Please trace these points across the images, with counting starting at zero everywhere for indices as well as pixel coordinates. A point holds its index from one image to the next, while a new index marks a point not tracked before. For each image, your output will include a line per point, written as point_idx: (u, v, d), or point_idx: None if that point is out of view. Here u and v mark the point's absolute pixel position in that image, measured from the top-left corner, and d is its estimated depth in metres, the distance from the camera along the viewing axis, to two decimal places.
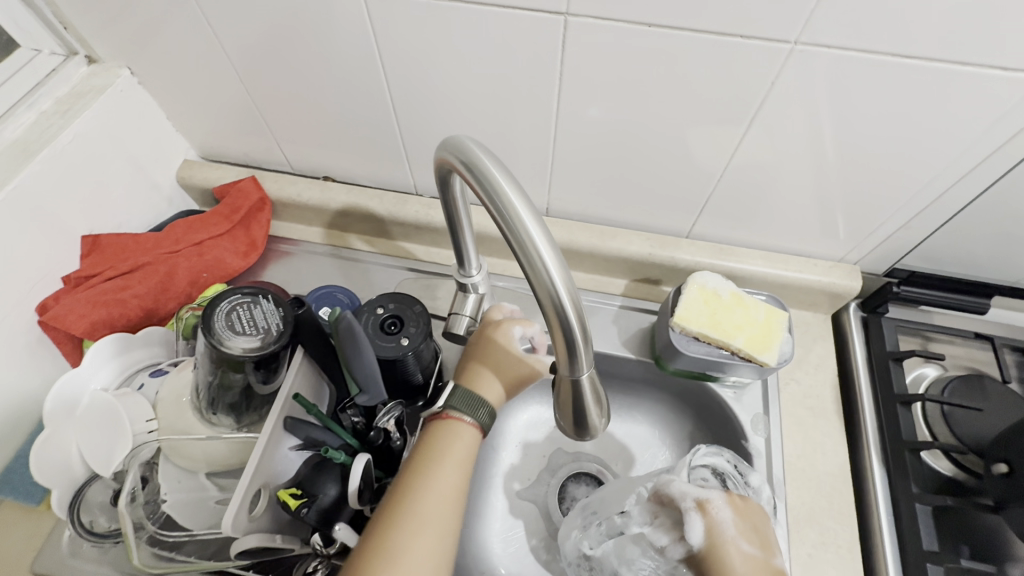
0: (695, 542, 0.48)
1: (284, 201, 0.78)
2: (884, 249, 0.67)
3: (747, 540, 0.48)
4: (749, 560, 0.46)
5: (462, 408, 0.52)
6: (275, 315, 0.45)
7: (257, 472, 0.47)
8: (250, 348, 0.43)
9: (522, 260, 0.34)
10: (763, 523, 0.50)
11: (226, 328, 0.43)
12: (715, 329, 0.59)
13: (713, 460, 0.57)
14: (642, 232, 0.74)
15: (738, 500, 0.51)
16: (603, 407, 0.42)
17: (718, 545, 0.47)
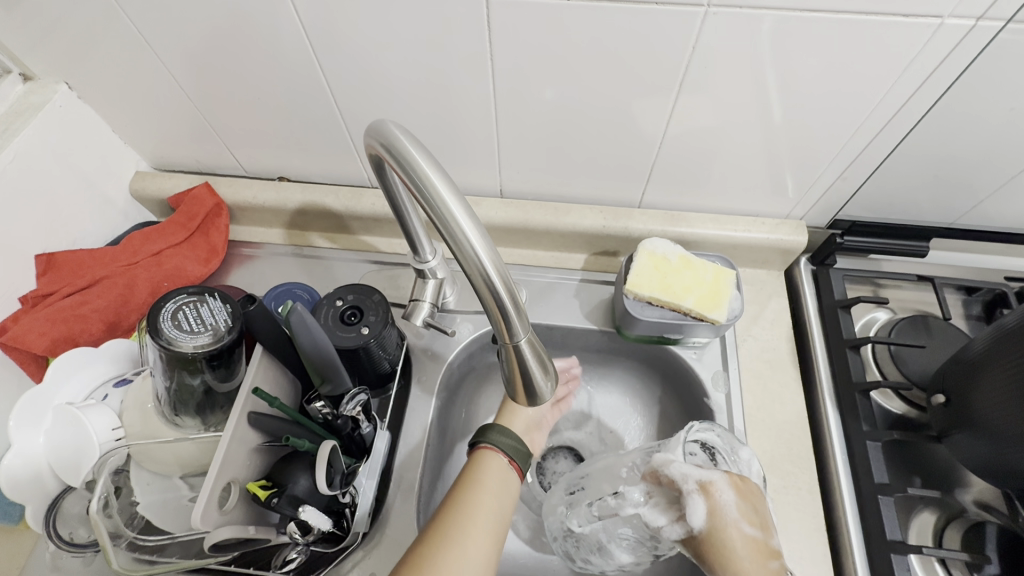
0: (695, 525, 0.49)
1: (240, 205, 0.79)
2: (827, 201, 0.69)
3: (749, 522, 0.49)
4: (749, 541, 0.48)
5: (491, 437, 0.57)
6: (223, 312, 0.46)
7: (222, 470, 0.47)
8: (201, 345, 0.44)
9: (445, 235, 0.35)
10: (761, 503, 0.51)
11: (173, 328, 0.44)
12: (666, 292, 0.61)
13: (704, 436, 0.56)
14: (596, 205, 0.75)
15: (739, 480, 0.51)
16: (550, 373, 0.43)
17: (718, 528, 0.48)
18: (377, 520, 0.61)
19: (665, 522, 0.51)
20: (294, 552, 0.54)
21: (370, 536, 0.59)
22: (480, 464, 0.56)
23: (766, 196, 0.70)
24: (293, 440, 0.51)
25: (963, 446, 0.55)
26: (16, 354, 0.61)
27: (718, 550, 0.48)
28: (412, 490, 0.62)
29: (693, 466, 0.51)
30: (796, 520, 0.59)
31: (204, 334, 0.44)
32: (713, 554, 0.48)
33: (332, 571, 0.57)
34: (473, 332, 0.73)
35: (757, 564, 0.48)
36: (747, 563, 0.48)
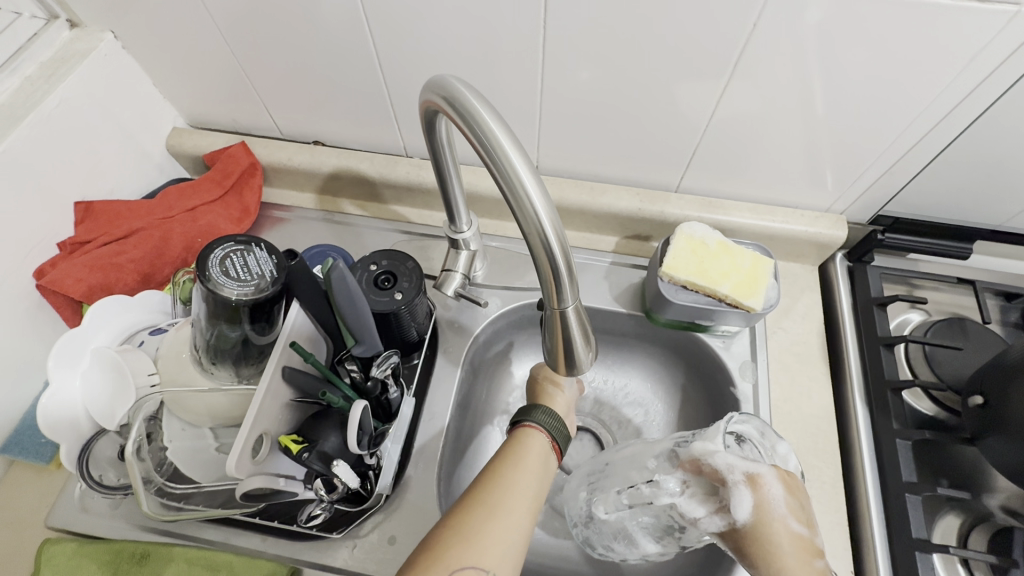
0: (740, 518, 0.45)
1: (275, 166, 0.79)
2: (870, 197, 0.68)
3: (796, 518, 0.45)
4: (795, 539, 0.44)
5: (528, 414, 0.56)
6: (268, 263, 0.45)
7: (258, 421, 0.48)
8: (248, 294, 0.44)
9: (506, 193, 0.35)
10: (804, 499, 0.48)
11: (221, 274, 0.43)
12: (702, 276, 0.60)
13: (739, 428, 0.51)
14: (632, 187, 0.74)
15: (785, 472, 0.48)
16: (592, 342, 0.43)
17: (765, 523, 0.45)
18: (399, 485, 0.61)
19: (703, 511, 0.48)
20: (320, 509, 0.53)
21: (391, 500, 0.60)
22: (521, 443, 0.52)
23: (808, 187, 0.69)
24: (328, 396, 0.52)
25: (997, 451, 0.54)
26: (54, 298, 0.63)
27: (765, 548, 0.45)
28: (434, 459, 0.63)
29: (739, 456, 0.48)
30: (817, 514, 0.59)
31: (251, 283, 0.44)
32: (759, 551, 0.45)
33: (353, 531, 0.58)
34: (501, 308, 0.73)
35: (803, 566, 0.44)
36: (790, 561, 0.44)
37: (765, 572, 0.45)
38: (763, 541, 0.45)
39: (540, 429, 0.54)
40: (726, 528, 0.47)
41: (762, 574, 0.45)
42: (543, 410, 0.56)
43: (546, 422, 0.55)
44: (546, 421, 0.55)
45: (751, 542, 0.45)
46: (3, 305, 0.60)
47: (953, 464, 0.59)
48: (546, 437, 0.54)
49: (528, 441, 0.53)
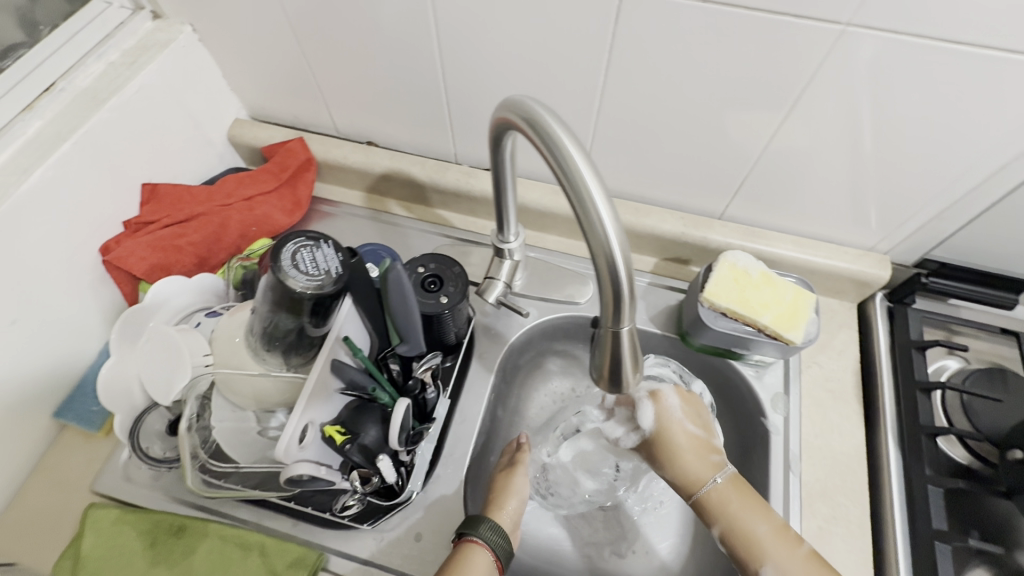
0: (646, 424, 0.63)
1: (328, 163, 0.81)
2: (917, 240, 0.68)
3: (692, 422, 0.63)
4: (692, 437, 0.61)
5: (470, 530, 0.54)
6: (335, 260, 0.47)
7: (307, 410, 0.50)
8: (315, 288, 0.46)
9: (578, 213, 0.37)
10: (704, 412, 0.65)
11: (291, 267, 0.45)
12: (744, 305, 0.61)
13: (659, 369, 0.73)
14: (676, 211, 0.75)
15: (684, 392, 0.66)
16: (638, 363, 0.44)
17: (668, 425, 0.62)
18: (426, 484, 0.62)
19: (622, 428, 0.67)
20: (353, 499, 0.56)
21: (417, 499, 0.61)
22: (465, 561, 0.52)
23: (854, 226, 0.69)
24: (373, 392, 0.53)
25: None
26: (117, 273, 0.66)
27: (667, 446, 0.62)
28: (463, 461, 0.64)
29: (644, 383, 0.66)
30: (841, 553, 0.59)
31: (319, 278, 0.46)
32: (664, 448, 0.62)
33: (379, 525, 0.59)
34: (537, 318, 0.75)
35: (697, 457, 0.60)
36: (688, 455, 0.60)
37: (669, 465, 0.61)
38: (665, 441, 0.62)
39: (485, 547, 0.53)
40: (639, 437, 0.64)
41: (668, 470, 0.61)
42: (490, 525, 0.54)
43: (490, 538, 0.53)
44: (492, 537, 0.53)
45: (659, 442, 0.62)
46: (71, 276, 0.63)
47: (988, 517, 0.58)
48: (489, 555, 0.52)
49: (474, 560, 0.52)
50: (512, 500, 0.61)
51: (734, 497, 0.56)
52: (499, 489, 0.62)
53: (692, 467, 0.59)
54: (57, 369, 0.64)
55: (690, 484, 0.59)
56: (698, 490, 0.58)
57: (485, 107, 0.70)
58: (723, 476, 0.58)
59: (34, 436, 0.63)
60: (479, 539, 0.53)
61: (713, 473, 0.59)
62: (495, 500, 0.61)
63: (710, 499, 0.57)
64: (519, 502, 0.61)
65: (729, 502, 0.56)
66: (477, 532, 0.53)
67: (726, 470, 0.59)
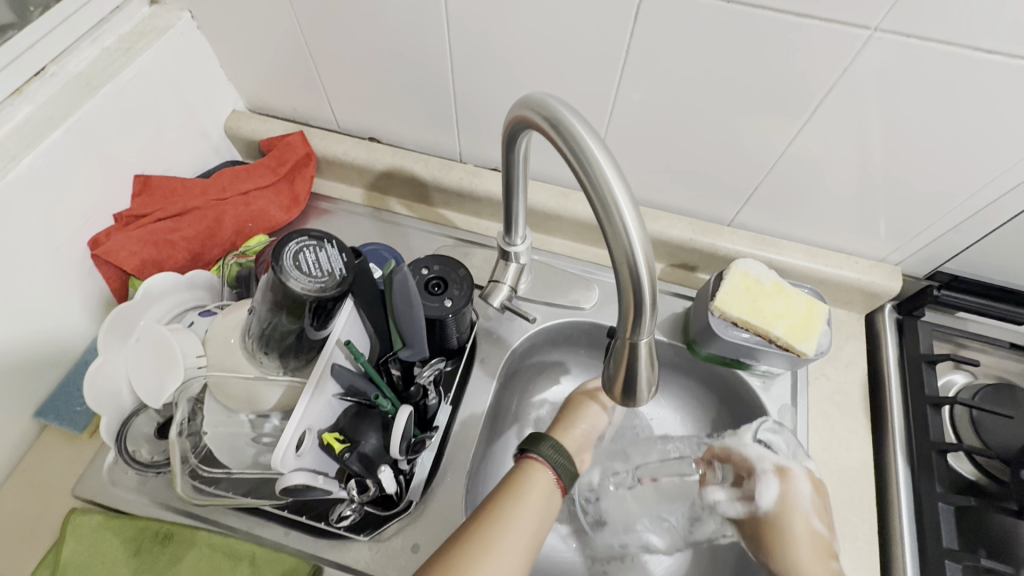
0: (764, 504, 0.58)
1: (329, 159, 0.79)
2: (928, 252, 0.67)
3: (819, 518, 0.57)
4: (813, 532, 0.56)
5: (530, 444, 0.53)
6: (339, 261, 0.45)
7: (306, 413, 0.48)
8: (317, 291, 0.43)
9: (600, 219, 0.35)
10: (829, 511, 0.58)
11: (293, 267, 0.43)
12: (756, 316, 0.59)
13: (768, 436, 0.61)
14: (685, 216, 0.74)
15: (816, 479, 0.59)
16: (653, 377, 0.43)
17: (790, 507, 0.57)
18: (426, 493, 0.60)
19: (722, 493, 0.61)
20: (349, 510, 0.53)
21: (413, 510, 0.59)
22: (524, 476, 0.51)
23: (866, 236, 0.68)
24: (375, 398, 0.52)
25: None
26: (107, 268, 0.63)
27: (780, 533, 0.56)
28: (464, 468, 0.62)
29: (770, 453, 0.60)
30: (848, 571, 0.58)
31: (322, 280, 0.44)
32: (774, 537, 0.56)
33: (374, 536, 0.57)
34: (541, 324, 0.73)
35: (815, 560, 0.55)
36: (807, 554, 0.55)
37: (772, 554, 0.56)
38: (778, 530, 0.56)
39: (544, 464, 0.52)
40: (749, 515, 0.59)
41: (771, 556, 0.56)
42: (551, 443, 0.53)
43: (550, 456, 0.52)
44: (554, 455, 0.52)
45: (769, 532, 0.57)
46: (57, 269, 0.60)
47: (1006, 538, 0.55)
48: (549, 473, 0.51)
49: (536, 476, 0.51)
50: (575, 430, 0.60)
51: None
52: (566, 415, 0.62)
53: (807, 569, 0.54)
54: (41, 367, 0.61)
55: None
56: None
57: (495, 105, 0.68)
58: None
59: (12, 436, 0.60)
60: (540, 456, 0.52)
61: None
62: (559, 427, 0.60)
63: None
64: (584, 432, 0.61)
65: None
66: (539, 449, 0.52)
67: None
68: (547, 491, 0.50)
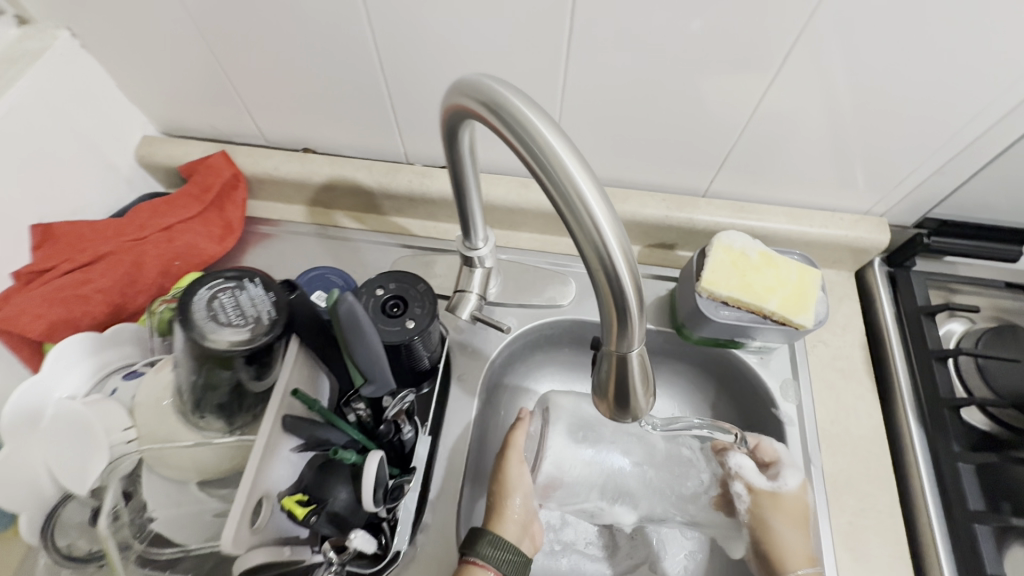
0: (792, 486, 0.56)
1: (260, 177, 0.71)
2: (913, 199, 0.63)
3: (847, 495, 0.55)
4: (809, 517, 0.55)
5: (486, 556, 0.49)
6: (265, 301, 0.39)
7: (255, 483, 0.41)
8: (236, 341, 0.37)
9: (567, 218, 0.30)
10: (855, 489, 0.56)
11: (209, 319, 0.37)
12: (747, 292, 0.55)
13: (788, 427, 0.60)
14: (656, 192, 0.68)
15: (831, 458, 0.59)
16: (648, 385, 0.38)
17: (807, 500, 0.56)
18: (416, 535, 0.55)
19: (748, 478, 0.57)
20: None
21: (405, 555, 0.53)
22: None
23: (847, 190, 0.64)
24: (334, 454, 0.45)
25: None
26: (9, 338, 0.54)
27: (788, 512, 0.55)
28: (455, 500, 0.56)
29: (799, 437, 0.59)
30: (876, 548, 0.54)
31: (243, 328, 0.37)
32: (781, 514, 0.55)
33: None
34: (518, 328, 0.67)
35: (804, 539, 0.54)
36: (801, 534, 0.54)
37: (779, 530, 0.54)
38: (784, 513, 0.55)
39: (487, 568, 0.49)
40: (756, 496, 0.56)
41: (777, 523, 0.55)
42: (488, 539, 0.50)
43: (489, 556, 0.49)
44: (494, 554, 0.50)
45: (773, 514, 0.55)
46: None
47: None
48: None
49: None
50: (512, 505, 0.55)
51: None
52: (499, 485, 0.57)
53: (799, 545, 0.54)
54: None
55: (773, 550, 0.54)
56: (779, 556, 0.54)
57: (435, 95, 0.61)
58: (807, 567, 0.52)
59: None
60: (481, 559, 0.49)
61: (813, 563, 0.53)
62: (495, 504, 0.56)
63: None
64: (525, 499, 0.56)
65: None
66: (478, 552, 0.49)
67: (814, 569, 0.52)
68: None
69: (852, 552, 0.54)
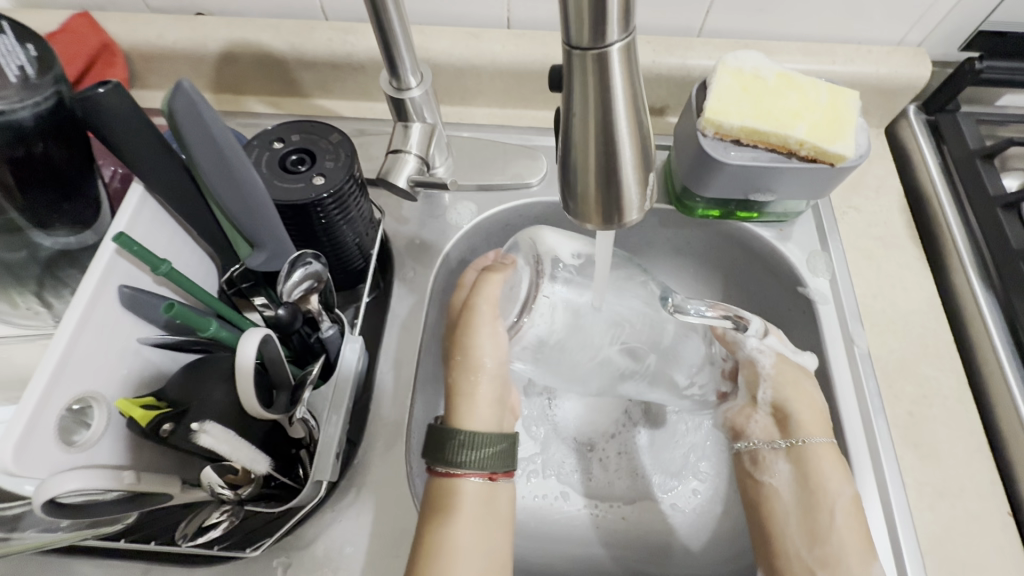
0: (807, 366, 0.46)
1: (142, 52, 0.56)
2: (960, 18, 0.50)
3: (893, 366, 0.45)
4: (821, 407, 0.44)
5: (461, 459, 0.39)
6: (13, 53, 0.26)
7: (66, 374, 0.28)
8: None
9: None
10: (906, 373, 0.45)
11: None
12: (765, 120, 0.42)
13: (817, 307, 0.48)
14: (637, 35, 0.54)
15: (862, 325, 0.47)
16: (647, 160, 0.23)
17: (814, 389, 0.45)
18: (351, 465, 0.42)
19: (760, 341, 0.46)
20: (219, 516, 0.34)
21: (338, 486, 0.41)
22: (446, 503, 0.38)
23: (876, 13, 0.51)
24: (187, 316, 0.30)
25: None
26: None
27: (801, 394, 0.44)
28: (400, 426, 0.43)
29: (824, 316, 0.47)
30: (947, 441, 0.42)
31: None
32: (796, 390, 0.44)
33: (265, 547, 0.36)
34: (478, 215, 0.54)
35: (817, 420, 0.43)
36: (816, 416, 0.43)
37: (787, 393, 0.44)
38: (808, 388, 0.45)
39: (471, 475, 0.39)
40: (777, 362, 0.46)
41: (795, 406, 0.44)
42: (460, 443, 0.39)
43: (468, 461, 0.39)
44: (475, 456, 0.39)
45: (797, 388, 0.45)
46: None
47: None
48: (476, 480, 0.39)
49: (466, 493, 0.38)
50: (484, 383, 0.42)
51: (810, 466, 0.42)
52: (465, 358, 0.42)
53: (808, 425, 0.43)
54: None
55: (779, 415, 0.44)
56: (794, 423, 0.43)
57: None
58: (823, 436, 0.42)
59: None
60: (461, 467, 0.39)
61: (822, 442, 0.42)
62: (461, 385, 0.42)
63: (756, 451, 0.45)
64: (500, 363, 0.42)
65: (795, 465, 0.43)
66: (454, 460, 0.39)
67: (831, 441, 0.42)
68: (490, 498, 0.39)
69: (918, 448, 0.42)
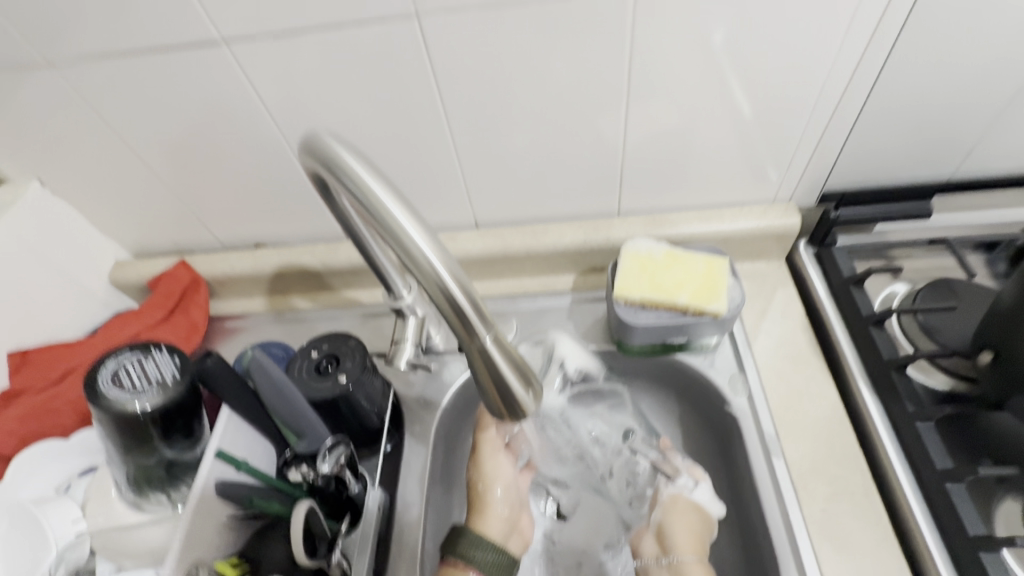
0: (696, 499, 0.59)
1: (219, 278, 0.77)
2: (811, 177, 0.66)
3: (807, 466, 0.55)
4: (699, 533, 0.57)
5: (468, 549, 0.53)
6: (170, 365, 0.45)
7: (187, 548, 0.43)
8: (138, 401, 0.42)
9: (394, 246, 0.35)
10: (817, 470, 0.54)
11: (113, 388, 0.43)
12: (658, 291, 0.57)
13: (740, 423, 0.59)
14: (573, 220, 0.72)
15: (781, 433, 0.57)
16: (529, 381, 0.39)
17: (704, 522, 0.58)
18: None
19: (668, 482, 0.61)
20: None
21: None
22: None
23: (749, 183, 0.67)
24: (260, 502, 0.47)
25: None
26: None
27: (687, 520, 0.58)
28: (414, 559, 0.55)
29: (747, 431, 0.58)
30: (858, 530, 0.51)
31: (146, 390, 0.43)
32: (680, 517, 0.58)
33: None
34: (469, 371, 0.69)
35: (690, 539, 0.57)
36: (685, 537, 0.57)
37: (672, 519, 0.58)
38: (689, 514, 0.58)
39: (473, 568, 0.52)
40: (673, 499, 0.59)
41: (676, 528, 0.57)
42: (469, 539, 0.53)
43: (473, 555, 0.53)
44: (480, 556, 0.52)
45: (687, 515, 0.58)
46: None
47: (1013, 445, 0.52)
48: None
49: None
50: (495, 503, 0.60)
51: None
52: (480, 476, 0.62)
53: (681, 538, 0.56)
54: None
55: (661, 535, 0.58)
56: (670, 540, 0.57)
57: None
58: (692, 553, 0.55)
59: None
60: (464, 560, 0.52)
61: (690, 554, 0.55)
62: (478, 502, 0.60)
63: (647, 566, 0.58)
64: (506, 487, 0.62)
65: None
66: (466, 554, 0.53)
67: (699, 556, 0.55)
68: None
69: (832, 540, 0.51)
